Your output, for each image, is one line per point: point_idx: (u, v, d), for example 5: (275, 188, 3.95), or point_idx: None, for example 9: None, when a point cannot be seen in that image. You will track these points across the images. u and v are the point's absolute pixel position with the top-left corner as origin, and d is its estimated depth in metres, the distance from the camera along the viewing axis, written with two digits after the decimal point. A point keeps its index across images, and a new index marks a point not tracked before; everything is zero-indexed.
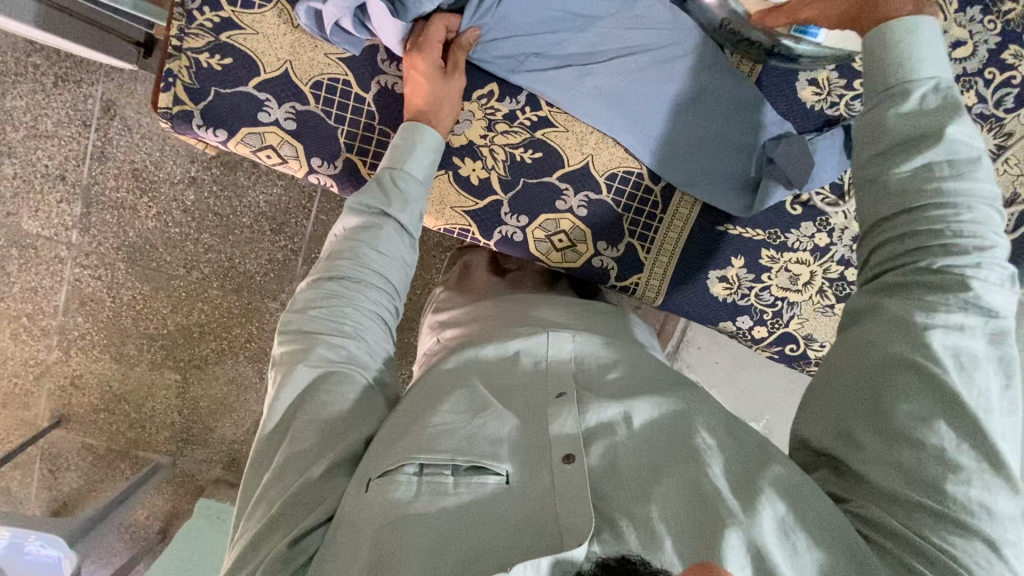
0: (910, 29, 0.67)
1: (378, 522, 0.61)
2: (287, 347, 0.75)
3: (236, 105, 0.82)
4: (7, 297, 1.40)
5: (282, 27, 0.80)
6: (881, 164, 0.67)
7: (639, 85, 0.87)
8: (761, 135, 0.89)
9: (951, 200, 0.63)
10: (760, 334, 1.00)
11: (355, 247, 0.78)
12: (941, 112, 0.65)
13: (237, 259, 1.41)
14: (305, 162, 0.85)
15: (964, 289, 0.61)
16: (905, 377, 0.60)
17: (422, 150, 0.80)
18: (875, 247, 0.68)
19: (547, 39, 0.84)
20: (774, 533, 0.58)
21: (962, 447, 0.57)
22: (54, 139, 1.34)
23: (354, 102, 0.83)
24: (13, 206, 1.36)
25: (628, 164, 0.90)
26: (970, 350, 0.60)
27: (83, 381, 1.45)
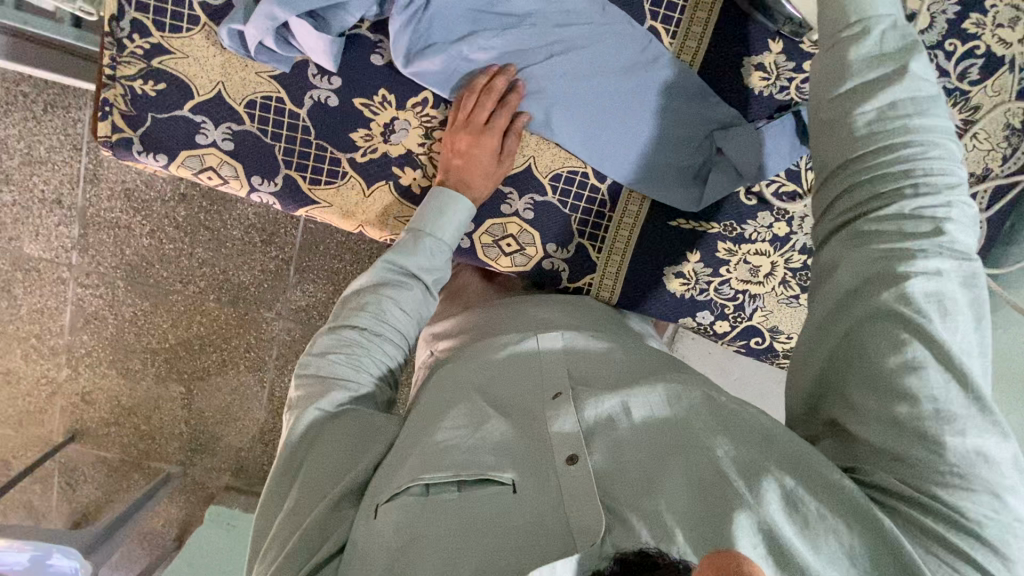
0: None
1: (387, 543, 0.61)
2: (304, 389, 0.75)
3: (174, 128, 0.83)
4: (15, 320, 1.43)
5: (211, 49, 0.80)
6: (848, 102, 0.66)
7: (577, 82, 0.85)
8: (708, 125, 0.87)
9: (914, 139, 0.64)
10: (723, 328, 0.97)
11: (379, 302, 0.79)
12: (901, 51, 0.66)
13: (231, 272, 1.42)
14: (245, 181, 0.86)
15: (937, 233, 0.61)
16: (888, 324, 0.59)
17: (454, 219, 0.82)
18: (845, 195, 0.66)
19: (483, 42, 0.81)
20: (779, 508, 0.57)
21: (956, 393, 0.56)
22: (48, 164, 1.36)
23: (289, 118, 0.83)
24: (14, 231, 1.38)
25: (570, 164, 0.88)
26: (950, 290, 0.59)
27: (93, 397, 1.48)
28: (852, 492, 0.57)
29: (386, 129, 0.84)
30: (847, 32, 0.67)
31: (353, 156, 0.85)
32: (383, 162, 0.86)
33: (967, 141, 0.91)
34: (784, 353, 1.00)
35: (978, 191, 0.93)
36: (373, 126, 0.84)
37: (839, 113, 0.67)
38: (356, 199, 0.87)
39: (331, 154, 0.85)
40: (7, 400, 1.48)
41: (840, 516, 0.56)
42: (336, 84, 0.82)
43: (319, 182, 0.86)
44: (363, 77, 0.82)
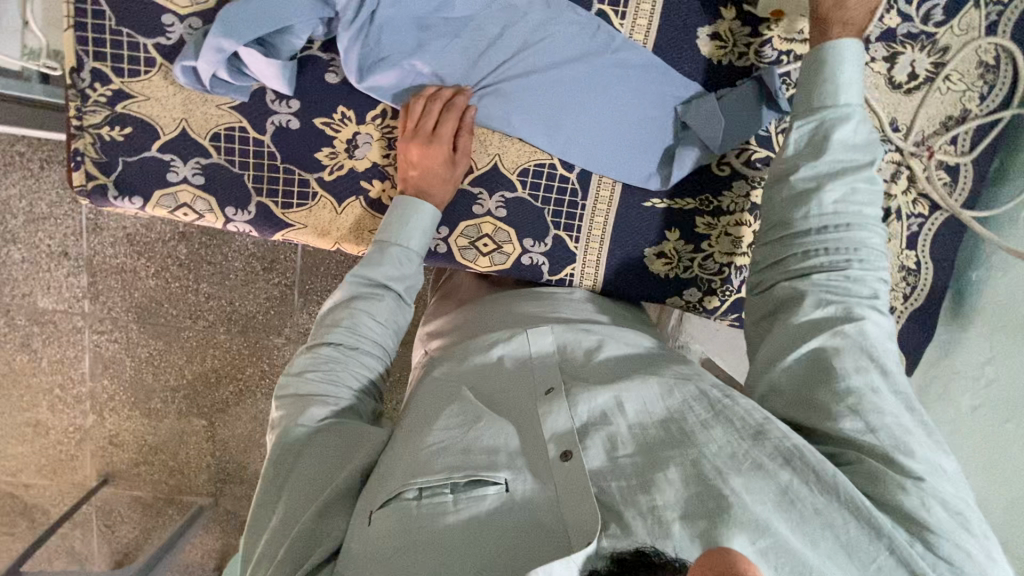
0: (847, 56, 0.74)
1: (382, 555, 0.60)
2: (284, 409, 0.75)
3: (146, 169, 0.85)
4: (38, 372, 1.47)
5: (171, 87, 0.82)
6: (821, 179, 0.72)
7: (533, 75, 0.84)
8: (670, 102, 0.86)
9: (865, 215, 0.71)
10: (712, 304, 0.96)
11: (351, 316, 0.79)
12: (867, 141, 0.73)
13: (237, 302, 1.44)
14: (220, 213, 0.87)
15: (872, 296, 0.69)
16: (850, 352, 0.65)
17: (418, 226, 0.82)
18: (804, 250, 0.72)
19: (434, 47, 0.81)
20: (771, 505, 0.57)
21: (908, 415, 0.63)
22: (50, 220, 1.39)
23: (254, 146, 0.85)
24: (27, 287, 1.41)
25: (537, 157, 0.88)
26: (887, 346, 0.67)
27: (120, 439, 1.52)
28: (846, 486, 0.58)
29: (349, 145, 0.85)
30: (830, 116, 0.73)
31: (320, 176, 0.86)
32: (351, 178, 0.87)
33: (939, 84, 0.89)
34: None
35: (959, 133, 0.90)
36: (336, 143, 0.85)
37: (810, 184, 0.72)
38: (328, 218, 0.88)
39: (300, 176, 0.86)
40: (40, 451, 1.52)
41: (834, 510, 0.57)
42: (295, 107, 0.83)
43: (291, 206, 0.87)
44: (319, 97, 0.83)
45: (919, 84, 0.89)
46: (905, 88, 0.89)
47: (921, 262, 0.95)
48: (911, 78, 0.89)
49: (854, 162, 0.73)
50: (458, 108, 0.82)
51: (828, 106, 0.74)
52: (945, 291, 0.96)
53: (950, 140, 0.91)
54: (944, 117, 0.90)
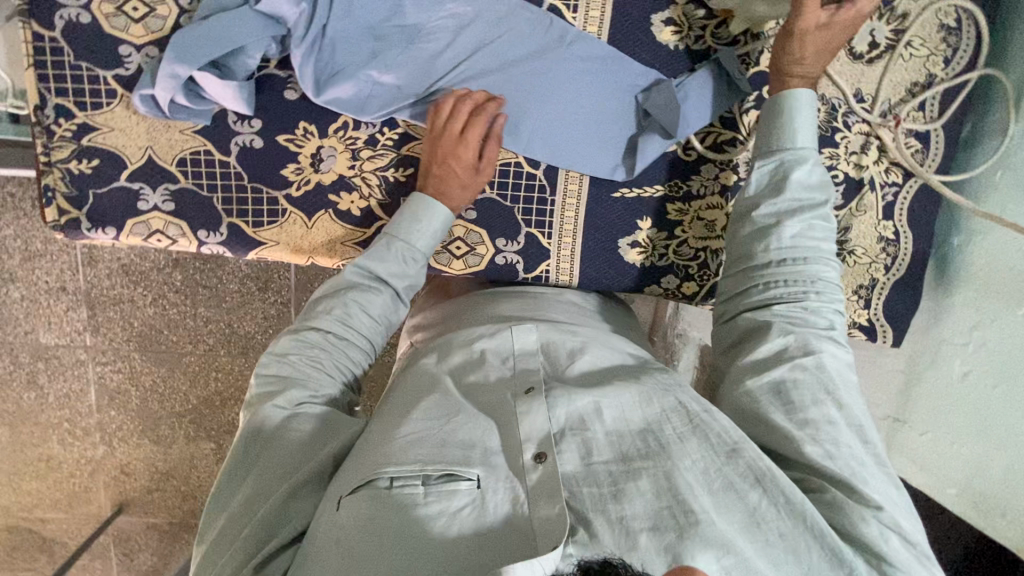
0: (806, 103, 0.77)
1: (348, 541, 0.60)
2: (262, 388, 0.74)
3: (116, 200, 0.86)
4: (46, 408, 1.48)
5: (134, 117, 0.83)
6: (779, 216, 0.75)
7: (490, 76, 0.84)
8: (630, 91, 0.86)
9: (820, 250, 0.74)
10: (691, 290, 0.95)
11: (347, 306, 0.79)
12: (820, 182, 0.76)
13: (235, 323, 1.42)
14: (193, 236, 0.88)
15: (829, 328, 0.71)
16: (808, 385, 0.67)
17: (429, 226, 0.82)
18: (763, 282, 0.74)
19: (388, 56, 0.82)
20: (734, 523, 0.59)
21: (864, 447, 0.65)
22: (48, 257, 1.38)
23: (220, 168, 0.85)
24: (29, 324, 1.42)
25: (502, 157, 0.88)
26: (845, 378, 0.68)
27: (131, 468, 1.52)
28: (810, 511, 0.60)
29: (314, 160, 0.86)
30: (787, 157, 0.76)
31: (287, 192, 0.87)
32: (319, 192, 0.87)
33: (901, 51, 0.88)
34: None
35: (926, 99, 0.89)
36: (301, 159, 0.85)
37: (770, 220, 0.75)
38: (300, 233, 0.89)
39: (268, 195, 0.87)
40: (54, 485, 1.54)
41: (796, 533, 0.59)
42: (256, 126, 0.84)
43: (262, 224, 0.88)
44: (280, 114, 0.83)
45: (880, 53, 0.89)
46: (867, 58, 0.89)
47: (900, 232, 0.94)
48: (872, 47, 0.89)
49: (809, 201, 0.76)
50: (488, 116, 0.82)
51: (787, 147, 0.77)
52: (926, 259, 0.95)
53: (919, 107, 0.90)
54: (910, 83, 0.89)
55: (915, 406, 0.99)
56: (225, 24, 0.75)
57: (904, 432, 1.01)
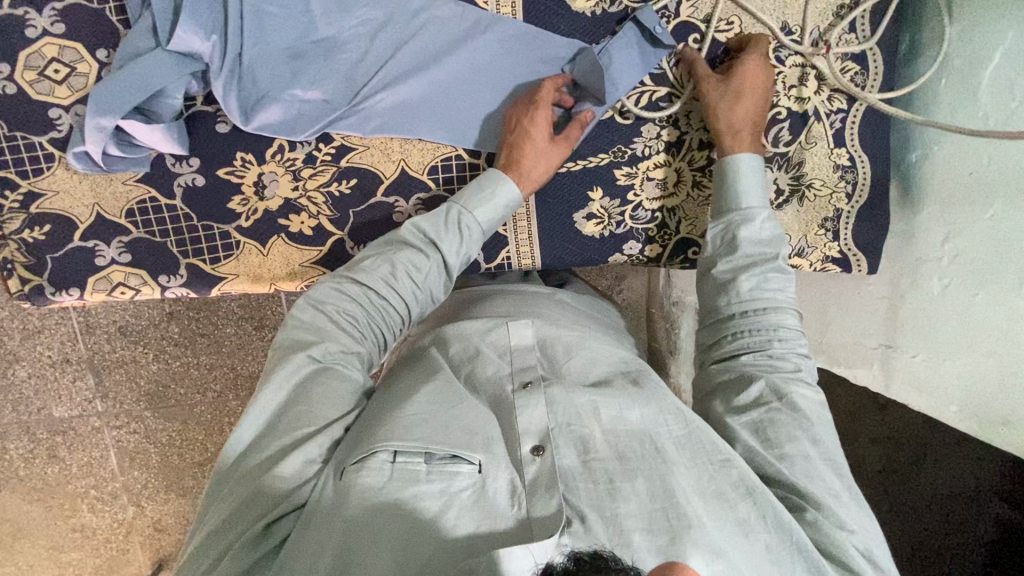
0: (749, 165, 0.80)
1: (355, 513, 0.61)
2: (301, 331, 0.74)
3: (74, 261, 0.87)
4: (69, 479, 1.43)
5: (75, 177, 0.84)
6: (735, 271, 0.77)
7: (414, 74, 0.84)
8: (556, 64, 0.86)
9: (780, 304, 0.75)
10: (655, 252, 0.95)
11: (396, 267, 0.78)
12: (772, 239, 0.78)
13: (239, 365, 1.41)
14: (154, 283, 0.89)
15: (798, 371, 0.72)
16: (784, 424, 0.68)
17: (492, 199, 0.81)
18: (730, 333, 0.76)
19: (310, 73, 0.82)
20: (723, 529, 0.62)
21: (838, 476, 0.66)
22: (46, 332, 1.35)
23: (168, 212, 0.86)
24: (40, 401, 1.38)
25: (441, 152, 0.88)
26: (819, 417, 0.69)
27: (164, 523, 1.50)
28: (790, 526, 0.62)
29: (257, 187, 0.86)
30: (734, 217, 0.79)
31: (238, 224, 0.88)
32: (269, 218, 0.88)
33: None
34: None
35: (855, 18, 0.88)
36: (245, 189, 0.86)
37: (728, 276, 0.77)
38: (257, 262, 0.90)
39: (219, 230, 0.88)
40: (93, 552, 1.50)
41: (781, 550, 0.61)
42: (195, 164, 0.85)
43: (219, 259, 0.89)
44: (215, 149, 0.84)
45: None
46: None
47: (854, 157, 0.93)
48: None
49: (762, 256, 0.77)
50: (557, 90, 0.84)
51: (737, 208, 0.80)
52: (885, 180, 0.94)
53: (849, 28, 0.88)
54: (835, 8, 0.88)
55: (905, 329, 0.93)
56: (141, 68, 0.75)
57: (897, 356, 0.95)
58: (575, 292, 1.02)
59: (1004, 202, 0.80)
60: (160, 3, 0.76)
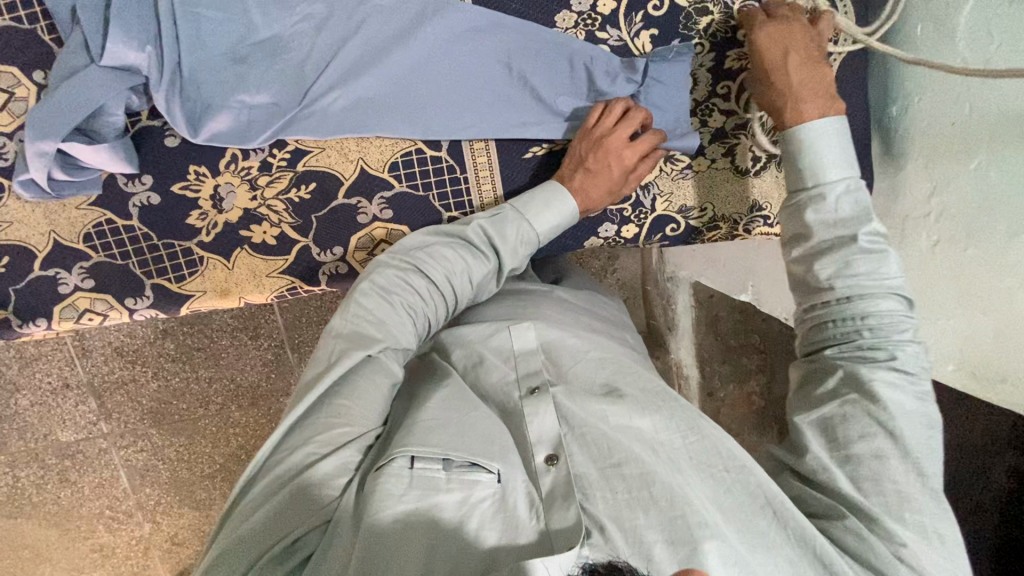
0: (821, 134, 0.73)
1: (377, 527, 0.59)
2: (359, 323, 0.72)
3: (39, 290, 0.85)
4: (83, 501, 1.42)
5: (29, 205, 0.82)
6: (809, 260, 0.73)
7: (367, 70, 0.81)
8: (514, 45, 0.83)
9: (871, 290, 0.69)
10: (632, 232, 0.93)
11: (455, 267, 0.78)
12: (856, 213, 0.71)
13: (237, 376, 1.38)
14: (122, 306, 0.87)
15: (890, 359, 0.67)
16: (857, 417, 0.65)
17: (553, 209, 0.82)
18: (815, 327, 0.73)
19: (256, 76, 0.79)
20: (745, 541, 0.60)
21: (916, 480, 0.62)
22: (42, 359, 1.32)
23: (127, 233, 0.84)
24: (45, 427, 1.36)
25: (401, 147, 0.85)
26: (908, 411, 0.65)
27: (180, 537, 1.47)
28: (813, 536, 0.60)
29: (215, 201, 0.84)
30: (806, 195, 0.74)
31: (200, 240, 0.85)
32: (230, 231, 0.86)
33: None
34: (706, 227, 0.93)
35: None
36: (201, 203, 0.84)
37: (803, 266, 0.74)
38: (223, 276, 0.88)
39: (180, 247, 0.86)
40: (114, 571, 1.48)
41: (803, 564, 0.60)
42: (148, 182, 0.82)
43: (183, 277, 0.87)
44: (167, 164, 0.82)
45: None
46: None
47: None
48: None
49: (836, 237, 0.72)
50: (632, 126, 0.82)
51: (808, 185, 0.74)
52: (864, 137, 0.90)
53: None
54: None
55: None
56: (77, 86, 0.73)
57: None
58: (574, 287, 0.99)
59: (987, 150, 0.76)
60: (89, 18, 0.72)
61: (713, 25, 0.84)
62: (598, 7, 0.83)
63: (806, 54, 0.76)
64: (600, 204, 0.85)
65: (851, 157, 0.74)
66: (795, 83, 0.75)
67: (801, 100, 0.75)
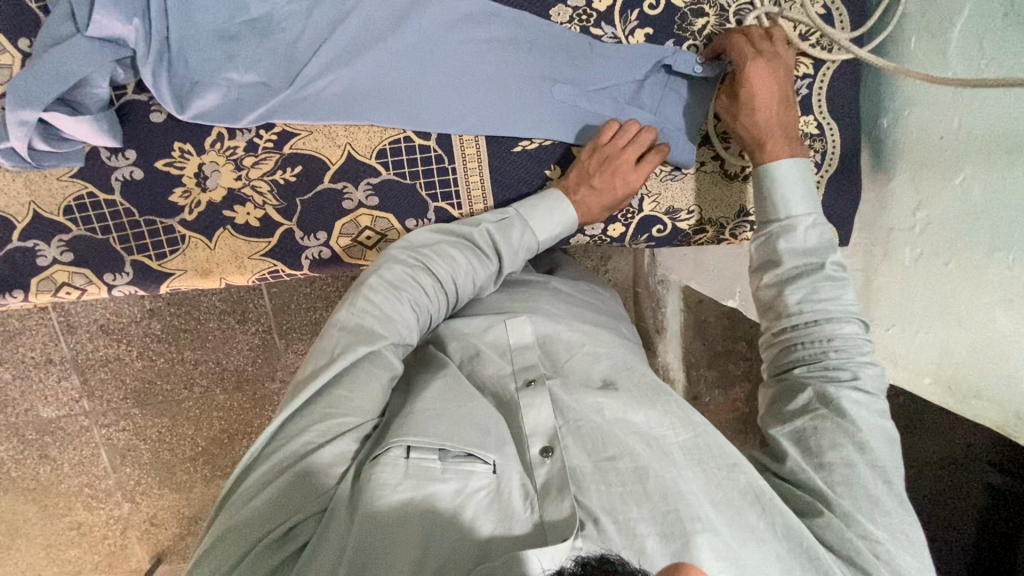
0: (788, 171, 0.76)
1: (374, 512, 0.59)
2: (365, 319, 0.71)
3: (17, 262, 0.84)
4: (62, 478, 1.40)
5: (9, 174, 0.80)
6: (780, 287, 0.74)
7: (358, 54, 0.80)
8: (509, 36, 0.82)
9: (836, 315, 0.71)
10: (618, 231, 0.93)
11: (461, 269, 0.78)
12: (821, 247, 0.74)
13: (223, 359, 1.36)
14: (101, 282, 0.87)
15: (854, 378, 0.68)
16: (828, 431, 0.66)
17: (557, 220, 0.83)
18: (783, 348, 0.74)
19: (246, 54, 0.78)
20: (736, 537, 0.61)
21: (883, 486, 0.63)
22: (26, 333, 1.30)
23: (109, 207, 0.83)
24: (26, 402, 1.34)
25: (389, 134, 0.84)
26: (873, 425, 0.66)
27: (159, 518, 1.46)
28: (802, 534, 0.61)
29: (199, 179, 0.83)
30: (777, 227, 0.76)
31: (182, 218, 0.85)
32: (212, 210, 0.85)
33: None
34: (693, 230, 0.93)
35: None
36: (185, 181, 0.83)
37: (774, 290, 0.75)
38: (204, 256, 0.87)
39: (163, 224, 0.85)
40: (91, 549, 1.47)
41: (791, 559, 0.60)
42: (132, 157, 0.81)
43: (164, 255, 0.87)
44: (151, 139, 0.81)
45: None
46: None
47: (822, 124, 0.89)
48: None
49: (807, 266, 0.74)
50: (643, 145, 0.83)
51: (778, 217, 0.76)
52: (853, 147, 0.90)
53: None
54: None
55: (880, 301, 0.90)
56: (60, 56, 0.71)
57: (875, 332, 0.91)
58: (568, 277, 0.98)
59: (973, 165, 0.76)
60: None
61: (708, 27, 0.84)
62: (594, 3, 0.82)
63: (783, 95, 0.79)
64: (598, 217, 0.87)
65: (815, 192, 0.77)
66: (765, 124, 0.78)
67: (767, 140, 0.78)
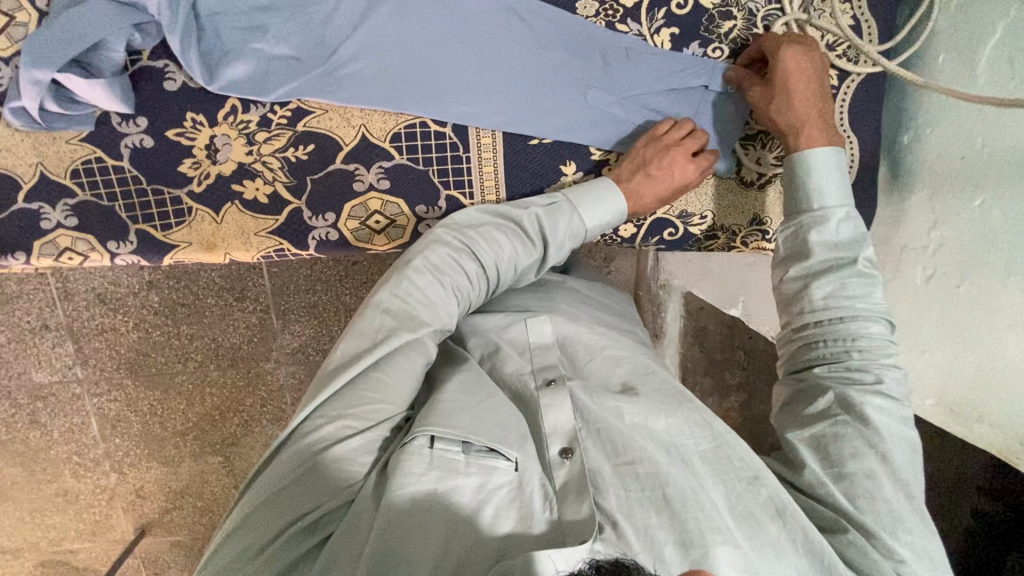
0: (821, 161, 0.75)
1: (398, 502, 0.58)
2: (407, 301, 0.69)
3: (20, 223, 0.83)
4: (52, 444, 1.40)
5: (16, 134, 0.79)
6: (806, 281, 0.73)
7: (381, 34, 0.79)
8: (534, 25, 0.81)
9: (863, 314, 0.70)
10: (629, 232, 0.92)
11: (505, 254, 0.75)
12: (853, 240, 0.72)
13: (220, 336, 1.35)
14: (103, 249, 0.85)
15: (877, 383, 0.67)
16: (849, 437, 0.65)
17: (607, 208, 0.80)
18: (805, 345, 0.73)
19: (269, 27, 0.77)
20: (756, 550, 0.60)
21: (905, 502, 0.63)
22: (24, 297, 1.29)
23: (116, 174, 0.82)
24: (19, 366, 1.33)
25: (405, 119, 0.83)
26: (895, 433, 0.65)
27: (146, 490, 1.45)
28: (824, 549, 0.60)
29: (209, 151, 0.82)
30: (809, 218, 0.74)
31: (190, 190, 0.84)
32: (221, 183, 0.84)
33: None
34: (703, 235, 0.92)
35: None
36: (196, 152, 0.82)
37: (799, 286, 0.73)
38: (210, 230, 0.86)
39: (170, 195, 0.84)
40: (76, 517, 1.46)
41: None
42: (142, 124, 0.80)
43: (170, 226, 0.85)
44: (163, 108, 0.80)
45: None
46: None
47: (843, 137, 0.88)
48: None
49: (836, 261, 0.72)
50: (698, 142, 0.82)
51: (811, 208, 0.75)
52: (872, 164, 0.89)
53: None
54: None
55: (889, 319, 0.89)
56: (79, 19, 0.71)
57: None
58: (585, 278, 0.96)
59: (993, 189, 0.75)
60: None
61: (735, 31, 0.83)
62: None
63: (819, 85, 0.77)
64: (648, 207, 0.84)
65: (846, 182, 0.75)
66: (803, 111, 0.77)
67: (806, 128, 0.76)
